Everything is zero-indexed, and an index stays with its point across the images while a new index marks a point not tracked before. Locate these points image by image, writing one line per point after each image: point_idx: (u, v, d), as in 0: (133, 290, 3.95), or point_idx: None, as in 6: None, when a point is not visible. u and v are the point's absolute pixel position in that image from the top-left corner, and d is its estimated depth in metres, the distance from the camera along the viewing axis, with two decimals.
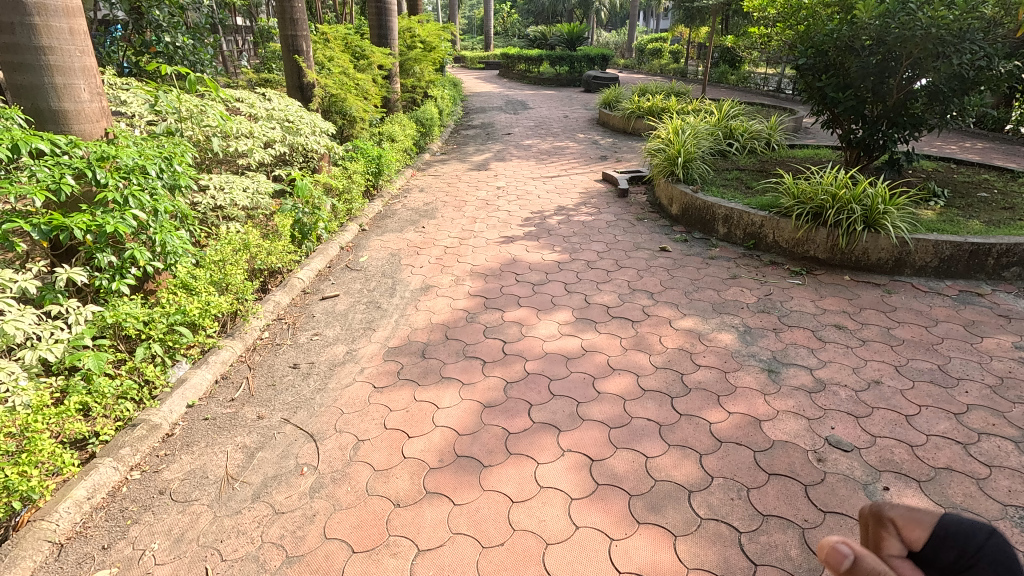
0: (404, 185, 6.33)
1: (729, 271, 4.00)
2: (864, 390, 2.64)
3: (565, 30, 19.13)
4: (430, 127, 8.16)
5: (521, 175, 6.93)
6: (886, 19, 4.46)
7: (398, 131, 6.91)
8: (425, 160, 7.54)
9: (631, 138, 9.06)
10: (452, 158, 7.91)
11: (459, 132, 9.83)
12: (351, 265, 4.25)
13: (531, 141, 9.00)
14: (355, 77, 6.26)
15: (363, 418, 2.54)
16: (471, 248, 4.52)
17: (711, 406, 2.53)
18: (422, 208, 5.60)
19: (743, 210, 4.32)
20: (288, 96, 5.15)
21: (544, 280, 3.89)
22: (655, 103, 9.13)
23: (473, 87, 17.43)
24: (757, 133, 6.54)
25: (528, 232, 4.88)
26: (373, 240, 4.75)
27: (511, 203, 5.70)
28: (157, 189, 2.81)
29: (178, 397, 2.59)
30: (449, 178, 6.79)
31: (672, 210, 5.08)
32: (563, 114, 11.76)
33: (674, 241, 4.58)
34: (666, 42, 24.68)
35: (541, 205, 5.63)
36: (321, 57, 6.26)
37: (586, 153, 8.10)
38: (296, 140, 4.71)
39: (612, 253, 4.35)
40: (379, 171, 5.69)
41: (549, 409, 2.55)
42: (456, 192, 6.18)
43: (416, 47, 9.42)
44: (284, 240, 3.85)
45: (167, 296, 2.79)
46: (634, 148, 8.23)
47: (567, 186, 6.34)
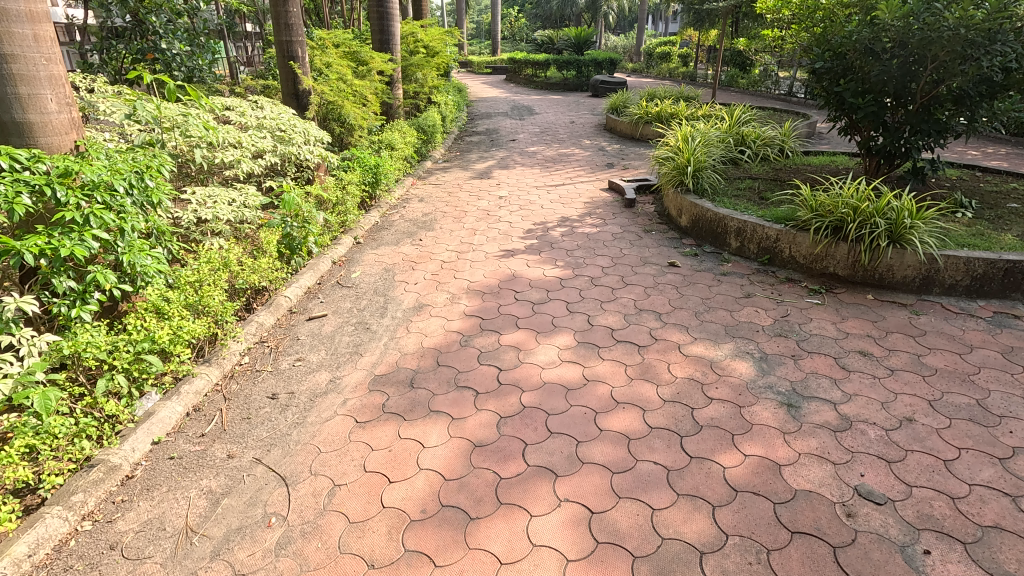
0: (403, 195, 6.14)
1: (743, 289, 3.75)
2: (895, 429, 2.38)
3: (573, 34, 18.95)
4: (432, 134, 7.97)
5: (525, 183, 6.72)
6: (910, 20, 4.21)
7: (397, 138, 6.72)
8: (426, 168, 7.34)
9: (638, 144, 8.83)
10: (454, 166, 7.71)
11: (463, 139, 9.63)
12: (343, 281, 4.05)
13: (536, 147, 8.78)
14: (354, 83, 6.08)
15: (341, 459, 2.32)
16: (469, 263, 4.30)
17: (725, 448, 2.28)
18: (421, 219, 5.40)
19: (757, 223, 4.07)
20: (281, 104, 4.97)
21: (544, 299, 3.66)
22: (664, 108, 8.89)
23: (478, 92, 17.26)
24: (770, 140, 6.29)
25: (530, 245, 4.65)
26: (368, 253, 4.54)
27: (512, 213, 5.48)
28: (125, 207, 2.60)
29: (142, 433, 2.39)
30: (450, 187, 6.60)
31: (681, 221, 4.84)
32: (570, 119, 11.55)
33: (683, 255, 4.34)
34: (675, 45, 24.42)
35: (544, 215, 5.40)
36: (318, 64, 6.09)
37: (592, 161, 7.87)
38: (287, 150, 4.53)
39: (618, 268, 4.11)
40: (377, 181, 5.50)
41: (545, 451, 2.31)
42: (456, 202, 5.97)
43: (419, 52, 9.26)
44: (270, 256, 3.65)
45: (134, 322, 2.59)
46: (641, 155, 7.99)
47: (572, 195, 6.11)
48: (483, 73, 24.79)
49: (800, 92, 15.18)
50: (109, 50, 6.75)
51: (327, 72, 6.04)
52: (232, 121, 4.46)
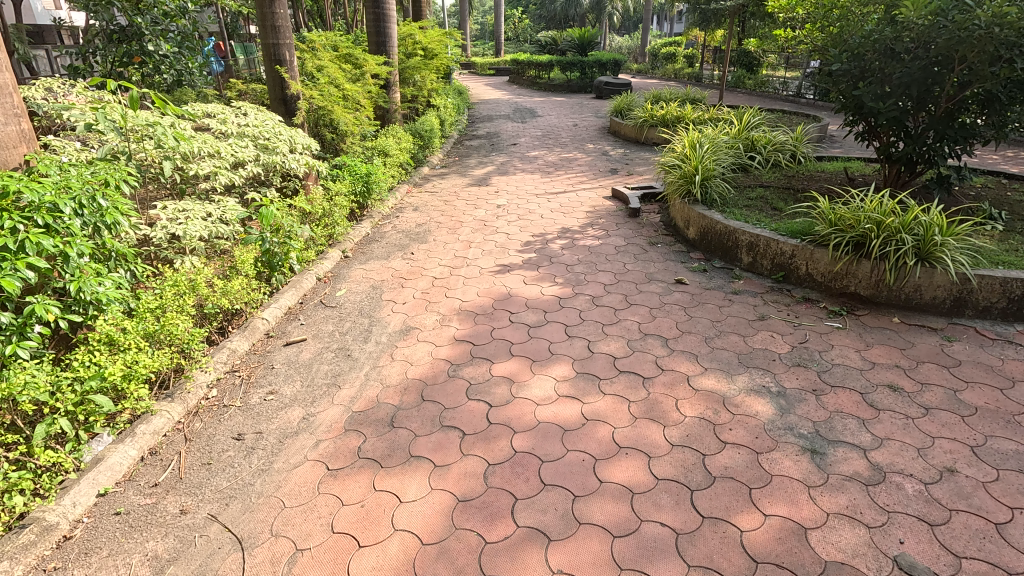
0: (397, 204, 5.88)
1: (756, 310, 3.47)
2: (935, 482, 2.09)
3: (576, 35, 18.69)
4: (429, 139, 7.72)
5: (525, 190, 6.45)
6: (938, 18, 3.93)
7: (392, 143, 6.46)
8: (423, 175, 7.08)
9: (643, 148, 8.55)
10: (452, 172, 7.45)
11: (463, 143, 9.37)
12: (327, 300, 3.80)
13: (537, 152, 8.51)
14: (345, 88, 5.83)
15: (307, 515, 2.06)
16: (462, 279, 4.03)
17: (742, 507, 2.01)
18: (414, 230, 5.14)
19: (770, 238, 3.79)
20: (267, 110, 4.73)
21: (541, 321, 3.39)
22: (669, 111, 8.60)
23: (481, 94, 17.01)
24: (781, 146, 6.00)
25: (528, 259, 4.38)
26: (356, 269, 4.29)
27: (511, 223, 5.22)
28: (71, 230, 2.36)
29: (87, 485, 2.13)
30: (446, 194, 6.34)
31: (688, 233, 4.57)
32: (573, 122, 11.27)
33: (691, 271, 4.06)
34: (680, 46, 24.11)
35: (544, 226, 5.13)
36: (309, 67, 5.84)
37: (595, 166, 7.59)
38: (271, 159, 4.28)
39: (621, 286, 3.84)
40: (368, 190, 5.25)
41: (537, 507, 2.04)
42: (452, 211, 5.71)
43: (418, 54, 9.01)
44: (247, 275, 3.40)
45: (82, 356, 2.35)
46: (646, 160, 7.71)
47: (573, 203, 5.84)
48: (486, 74, 24.52)
49: (809, 93, 14.88)
50: (94, 53, 6.53)
51: (318, 76, 5.79)
52: (211, 129, 4.21)
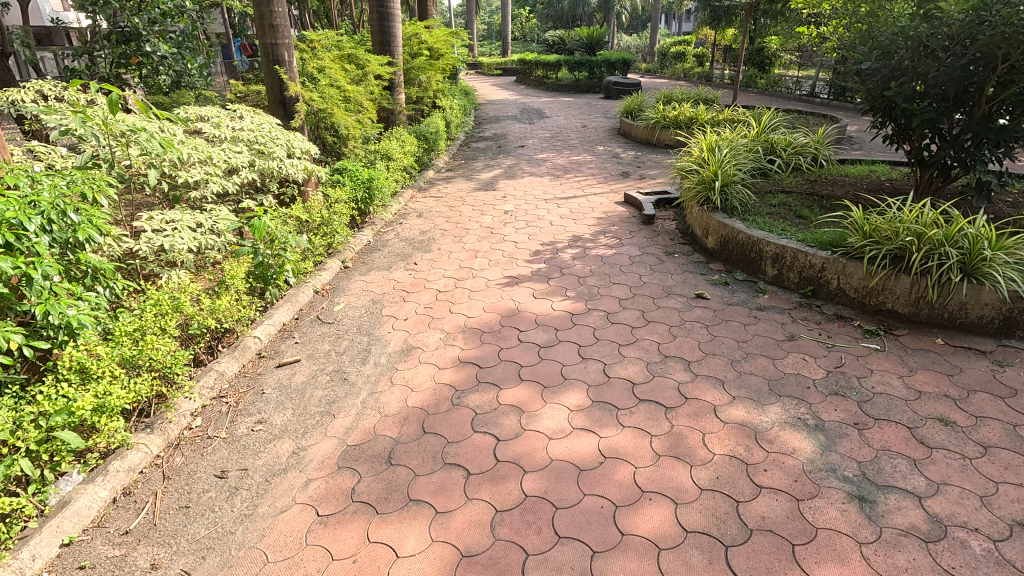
0: (400, 210, 5.66)
1: (785, 329, 3.21)
2: (1004, 539, 1.84)
3: (584, 34, 18.41)
4: (434, 142, 7.49)
5: (533, 195, 6.21)
6: (980, 13, 3.67)
7: (395, 147, 6.23)
8: (428, 179, 6.86)
9: (655, 150, 8.28)
10: (458, 176, 7.22)
11: (469, 145, 9.14)
12: (324, 315, 3.58)
13: (545, 155, 8.26)
14: (347, 89, 5.61)
15: (292, 572, 1.83)
16: (468, 292, 3.80)
17: (784, 568, 1.76)
18: (418, 238, 4.92)
19: (798, 249, 3.53)
20: (264, 113, 4.53)
21: (553, 341, 3.15)
22: (682, 112, 8.34)
23: (487, 94, 16.80)
24: (801, 149, 5.74)
25: (538, 270, 4.15)
26: (355, 281, 4.07)
27: (519, 231, 4.99)
28: (36, 248, 2.14)
29: (48, 534, 1.91)
30: (452, 199, 6.11)
31: (707, 243, 4.32)
32: (582, 123, 11.02)
33: (711, 284, 3.81)
34: (690, 45, 23.78)
35: (554, 234, 4.89)
36: (309, 68, 5.63)
37: (606, 169, 7.33)
38: (266, 165, 4.07)
39: (637, 301, 3.59)
40: (370, 197, 5.03)
41: (552, 566, 1.81)
42: (457, 217, 5.48)
43: (424, 54, 8.78)
44: (237, 291, 3.19)
45: (49, 387, 2.13)
46: (659, 163, 7.45)
47: (584, 209, 5.59)
48: (493, 74, 24.30)
49: (823, 92, 14.58)
50: (90, 54, 6.34)
51: (318, 77, 5.57)
52: (204, 134, 4.00)
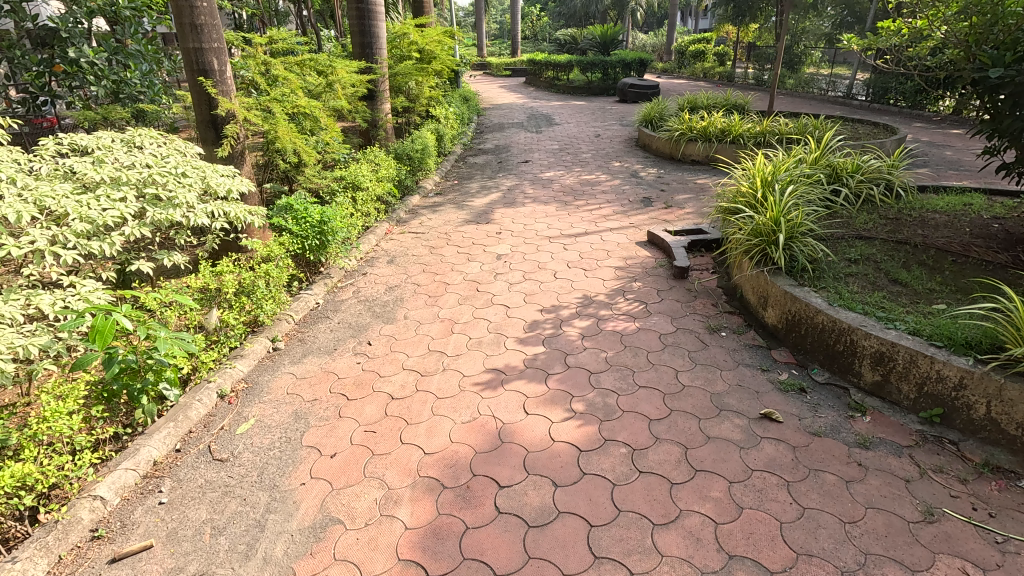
0: (368, 254, 4.58)
1: (913, 493, 2.05)
2: None
3: (598, 32, 17.20)
4: (421, 161, 6.40)
5: (534, 229, 5.10)
6: None
7: (367, 171, 5.13)
8: (410, 208, 5.78)
9: (680, 167, 7.13)
10: (447, 202, 6.12)
11: (465, 161, 8.04)
12: (218, 443, 2.49)
13: (552, 173, 7.14)
14: (302, 104, 4.53)
15: None
16: (431, 401, 2.69)
17: None
18: (383, 298, 3.82)
19: (916, 351, 2.37)
20: (177, 143, 3.49)
21: (548, 513, 2.02)
22: (712, 122, 7.19)
23: (493, 98, 15.68)
24: (871, 177, 4.57)
25: (533, 357, 3.03)
26: (282, 373, 2.98)
27: (512, 288, 3.87)
28: None
29: None
30: (435, 236, 5.02)
31: (765, 315, 3.17)
32: (594, 132, 9.86)
33: (780, 392, 2.66)
34: (710, 42, 22.47)
35: (557, 293, 3.76)
36: (256, 78, 4.56)
37: (623, 192, 6.18)
38: (162, 215, 3.00)
39: (675, 425, 2.45)
40: (323, 243, 3.95)
41: None
42: (438, 263, 4.38)
43: (413, 57, 7.69)
44: (72, 428, 2.11)
45: None
46: (686, 185, 6.29)
47: (596, 252, 4.46)
48: (502, 76, 23.23)
49: (860, 94, 13.37)
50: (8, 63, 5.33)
51: (266, 90, 4.50)
52: (77, 175, 2.95)
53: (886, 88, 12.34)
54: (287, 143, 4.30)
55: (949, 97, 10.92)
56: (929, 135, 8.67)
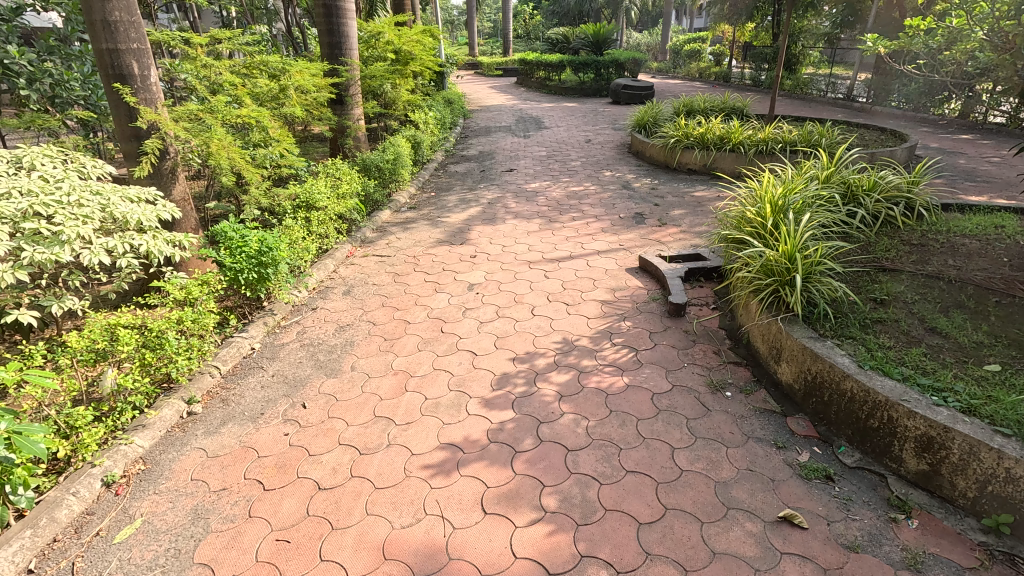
0: (323, 284, 4.04)
1: None
2: None
3: (590, 31, 16.68)
4: (392, 172, 5.86)
5: (513, 251, 4.57)
6: None
7: (325, 187, 4.59)
8: (378, 226, 5.24)
9: (675, 176, 6.63)
10: (421, 217, 5.59)
11: (446, 169, 7.50)
12: (85, 559, 1.93)
13: (537, 184, 6.61)
14: (246, 113, 3.98)
15: None
16: (366, 494, 2.15)
17: None
18: (330, 342, 3.28)
19: (978, 442, 1.86)
20: (80, 165, 2.95)
21: None
22: (710, 129, 6.70)
23: (482, 99, 15.14)
24: (889, 195, 4.06)
25: (499, 427, 2.49)
26: (191, 449, 2.43)
27: (482, 329, 3.34)
28: None
29: None
30: (401, 259, 4.49)
31: (779, 371, 2.66)
32: (584, 137, 9.35)
33: (801, 480, 2.13)
34: (706, 41, 22.01)
35: (534, 336, 3.23)
36: (195, 83, 4.01)
37: (613, 206, 5.66)
38: (43, 255, 2.45)
39: (671, 533, 1.92)
40: (261, 277, 3.40)
41: None
42: (400, 295, 3.85)
43: (388, 58, 7.15)
44: None
45: None
46: (681, 198, 5.79)
47: (581, 281, 3.94)
48: (493, 75, 22.70)
49: (861, 95, 12.92)
50: None
51: (205, 96, 3.94)
52: None
53: (888, 89, 11.89)
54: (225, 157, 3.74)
55: (954, 100, 10.47)
56: (939, 140, 8.21)
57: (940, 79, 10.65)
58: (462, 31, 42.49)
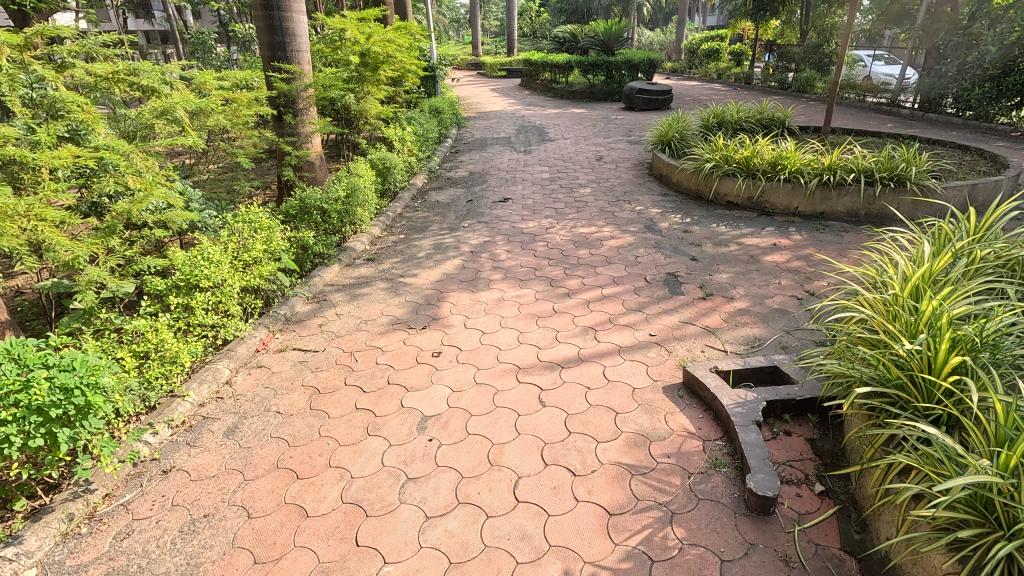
0: (199, 412, 2.64)
1: None
2: None
3: (601, 28, 15.18)
4: (345, 212, 4.48)
5: (495, 343, 3.17)
6: None
7: (223, 251, 3.22)
8: (316, 293, 3.85)
9: (711, 211, 5.23)
10: (378, 275, 4.19)
11: (425, 198, 6.10)
12: None
13: (536, 222, 5.21)
14: (80, 153, 2.58)
15: None
16: None
17: None
18: (158, 566, 1.88)
19: None
20: None
21: None
22: (757, 151, 5.30)
23: (481, 105, 13.72)
24: None
25: None
26: None
27: (425, 539, 1.93)
28: None
29: None
30: (331, 357, 3.09)
31: None
32: (596, 153, 7.91)
33: None
34: (724, 41, 20.54)
35: (513, 565, 1.82)
36: (9, 105, 2.64)
37: (635, 260, 4.24)
38: None
39: None
40: (53, 442, 2.01)
41: None
42: (309, 440, 2.45)
43: (353, 62, 5.77)
44: None
45: None
46: (724, 250, 4.37)
47: (595, 415, 2.52)
48: (497, 77, 21.34)
49: (908, 100, 11.40)
50: None
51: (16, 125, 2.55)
52: None
53: (942, 93, 10.34)
54: (14, 230, 2.28)
55: None
56: None
57: (1010, 82, 9.12)
58: (466, 30, 41.15)
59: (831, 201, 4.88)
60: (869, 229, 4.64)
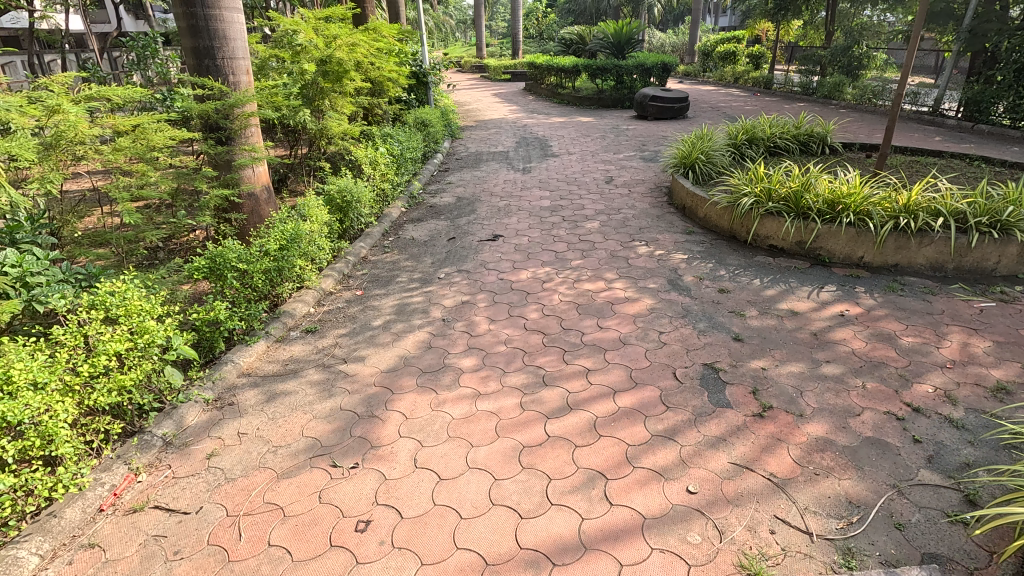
0: None
1: None
2: None
3: (610, 30, 14.09)
4: (278, 271, 3.44)
5: (454, 504, 2.09)
6: None
7: (51, 361, 2.16)
8: (221, 392, 2.81)
9: (752, 260, 4.14)
10: (314, 357, 3.14)
11: (399, 234, 5.06)
12: None
13: (530, 272, 4.14)
14: None
15: None
16: None
17: None
18: None
19: None
20: None
21: None
22: (811, 184, 4.21)
23: (480, 111, 12.68)
24: None
25: None
26: None
27: None
28: None
29: None
30: (205, 527, 2.04)
31: None
32: (605, 173, 6.84)
33: None
34: (741, 42, 19.36)
35: None
36: None
37: (658, 338, 3.16)
38: None
39: None
40: None
41: None
42: None
43: (309, 71, 4.65)
44: None
45: None
46: (776, 323, 3.28)
47: None
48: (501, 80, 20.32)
49: (952, 108, 10.26)
50: None
51: None
52: None
53: (994, 100, 9.21)
54: None
55: None
56: None
57: None
58: (473, 32, 40.27)
59: (908, 252, 3.78)
60: (962, 290, 3.55)
